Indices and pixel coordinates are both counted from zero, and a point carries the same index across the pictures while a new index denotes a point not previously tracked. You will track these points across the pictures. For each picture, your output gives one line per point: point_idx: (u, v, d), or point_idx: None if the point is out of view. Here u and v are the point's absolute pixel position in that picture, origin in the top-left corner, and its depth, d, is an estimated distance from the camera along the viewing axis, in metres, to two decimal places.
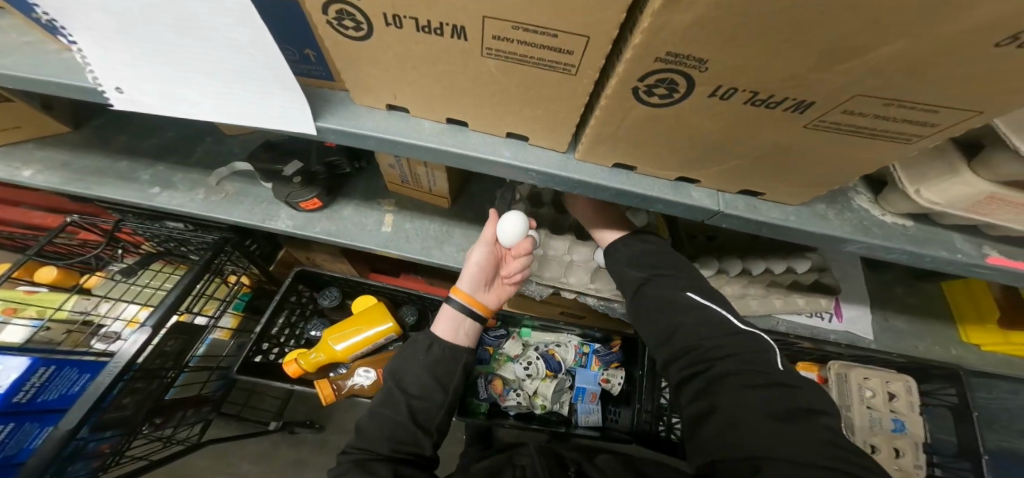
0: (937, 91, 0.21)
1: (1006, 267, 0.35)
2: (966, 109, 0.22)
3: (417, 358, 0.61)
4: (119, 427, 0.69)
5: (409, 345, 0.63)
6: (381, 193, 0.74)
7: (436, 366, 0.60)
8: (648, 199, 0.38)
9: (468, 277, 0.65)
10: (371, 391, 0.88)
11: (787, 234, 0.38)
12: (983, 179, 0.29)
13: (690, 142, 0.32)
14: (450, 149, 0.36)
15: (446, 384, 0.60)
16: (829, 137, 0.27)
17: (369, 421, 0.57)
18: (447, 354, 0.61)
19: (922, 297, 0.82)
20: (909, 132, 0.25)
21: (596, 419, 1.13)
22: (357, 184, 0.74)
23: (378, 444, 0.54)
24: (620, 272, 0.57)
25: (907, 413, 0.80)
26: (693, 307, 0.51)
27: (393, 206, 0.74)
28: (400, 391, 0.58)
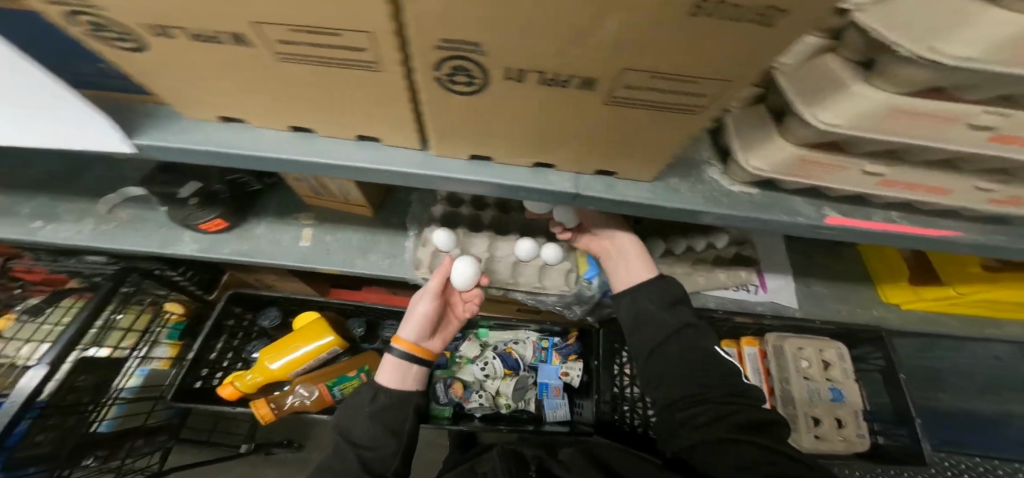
0: (680, 61, 0.23)
1: (844, 226, 0.37)
2: (716, 77, 0.24)
3: (364, 410, 0.58)
4: (41, 464, 0.66)
5: (358, 395, 0.60)
6: (299, 208, 0.73)
7: (385, 412, 0.58)
8: (510, 188, 0.37)
9: (413, 323, 0.64)
10: (316, 406, 0.87)
11: (648, 211, 0.39)
12: (789, 143, 0.31)
13: (524, 129, 0.32)
14: (299, 158, 0.34)
15: (397, 428, 0.58)
16: (632, 112, 0.29)
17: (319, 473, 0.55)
18: (396, 402, 0.59)
19: (845, 262, 0.86)
20: (687, 101, 0.27)
21: (565, 413, 1.13)
22: (271, 201, 0.73)
23: None
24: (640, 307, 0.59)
25: (843, 380, 0.82)
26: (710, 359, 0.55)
27: (312, 220, 0.72)
28: (350, 443, 0.55)
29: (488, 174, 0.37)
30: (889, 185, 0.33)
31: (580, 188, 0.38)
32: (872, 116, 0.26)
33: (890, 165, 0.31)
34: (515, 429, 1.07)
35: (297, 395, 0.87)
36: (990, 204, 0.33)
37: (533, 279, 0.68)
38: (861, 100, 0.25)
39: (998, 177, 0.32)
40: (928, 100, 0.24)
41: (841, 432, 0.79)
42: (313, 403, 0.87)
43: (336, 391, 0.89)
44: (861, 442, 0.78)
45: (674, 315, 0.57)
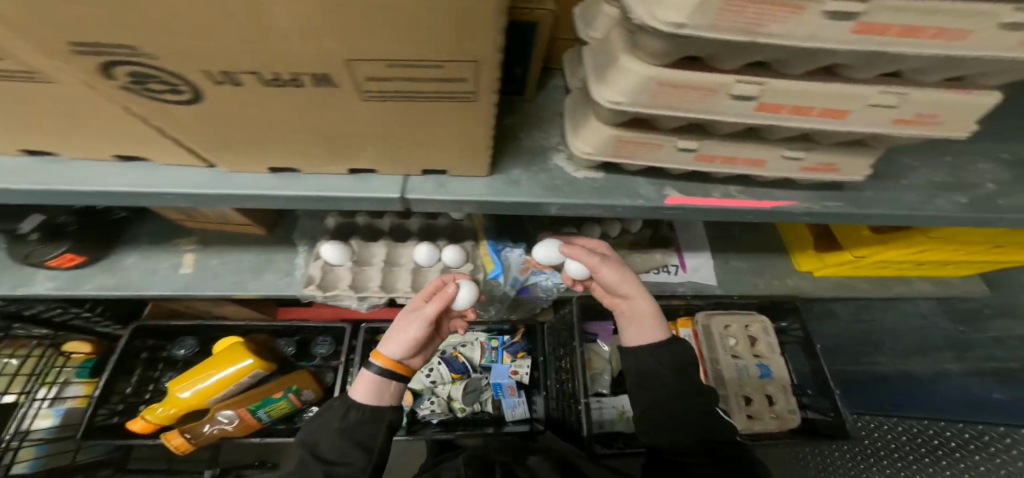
0: (400, 45, 0.20)
1: (681, 205, 0.38)
2: (460, 60, 0.21)
3: (334, 423, 0.51)
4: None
5: (330, 405, 0.53)
6: (179, 232, 0.68)
7: (358, 427, 0.51)
8: (326, 199, 0.33)
9: (396, 340, 0.54)
10: (239, 430, 0.81)
11: (492, 208, 0.37)
12: (603, 123, 0.33)
13: (303, 136, 0.28)
14: (57, 188, 0.29)
15: (369, 443, 0.51)
16: (407, 107, 0.25)
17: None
18: (370, 416, 0.52)
19: (761, 235, 0.87)
20: (455, 90, 0.24)
21: (524, 411, 1.08)
22: (145, 228, 0.67)
23: None
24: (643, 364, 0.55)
25: (769, 355, 0.84)
26: (709, 420, 0.53)
27: (194, 243, 0.67)
28: (314, 459, 0.48)
29: (296, 187, 0.32)
30: (705, 157, 0.34)
31: (407, 191, 0.34)
32: (643, 92, 0.27)
33: (699, 139, 0.33)
34: (473, 433, 1.04)
35: (216, 423, 0.80)
36: (803, 172, 0.35)
37: None
38: (628, 76, 0.26)
39: (801, 144, 0.33)
40: (681, 72, 0.25)
41: (772, 409, 0.81)
42: (236, 428, 0.81)
43: (261, 414, 0.83)
44: (792, 417, 0.80)
45: (679, 379, 0.54)
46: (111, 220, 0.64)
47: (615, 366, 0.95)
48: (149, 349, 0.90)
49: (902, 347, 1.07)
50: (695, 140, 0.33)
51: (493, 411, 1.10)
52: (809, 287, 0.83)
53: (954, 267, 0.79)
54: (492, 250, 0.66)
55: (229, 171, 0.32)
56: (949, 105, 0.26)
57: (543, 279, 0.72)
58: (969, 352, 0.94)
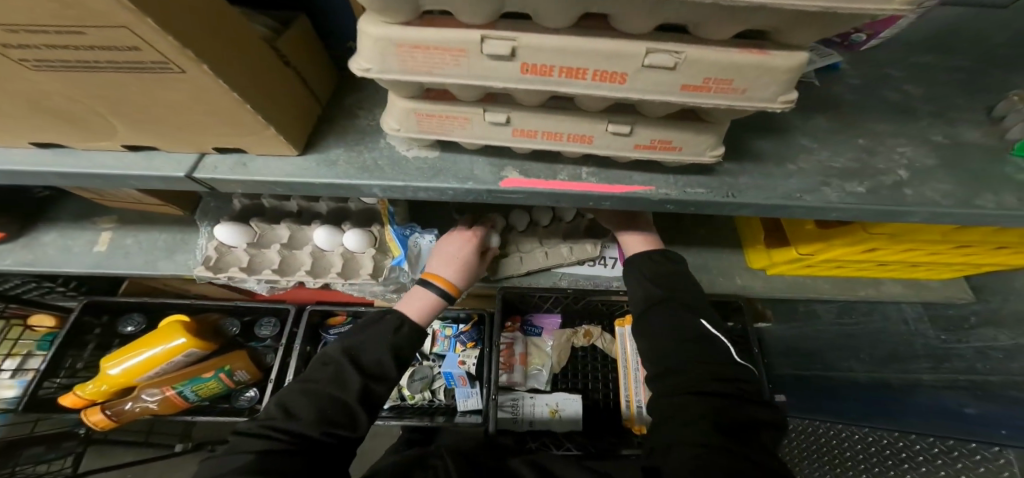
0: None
1: (518, 187, 0.34)
2: (91, 25, 0.18)
3: (381, 337, 0.56)
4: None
5: (384, 317, 0.59)
6: (99, 210, 0.68)
7: (399, 341, 0.56)
8: (103, 176, 0.32)
9: (456, 265, 0.60)
10: (166, 409, 0.85)
11: (305, 189, 0.34)
12: (399, 96, 0.29)
13: (35, 108, 0.26)
14: None
15: (403, 362, 0.57)
16: (109, 77, 0.23)
17: (301, 393, 0.51)
18: (415, 338, 0.58)
19: (713, 228, 0.81)
20: (141, 59, 0.21)
21: (476, 402, 1.05)
22: (70, 206, 0.68)
23: (310, 422, 0.48)
24: (640, 286, 0.56)
25: None
26: (700, 338, 0.51)
27: (113, 222, 0.67)
28: (356, 368, 0.53)
29: (68, 164, 0.31)
30: (524, 132, 0.30)
31: (195, 169, 0.32)
32: (389, 56, 0.24)
33: (509, 110, 0.29)
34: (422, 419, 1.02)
35: (139, 401, 0.84)
36: (641, 149, 0.29)
37: (337, 267, 0.63)
38: (367, 40, 0.23)
39: (626, 116, 0.27)
40: (417, 32, 0.22)
41: None
42: (160, 406, 0.85)
43: (188, 392, 0.86)
44: None
45: (669, 308, 0.54)
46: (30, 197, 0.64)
47: (555, 363, 0.96)
48: (103, 325, 0.94)
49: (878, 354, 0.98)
50: (502, 112, 0.28)
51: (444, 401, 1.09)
52: (760, 286, 0.76)
53: (923, 270, 0.71)
54: (396, 236, 0.62)
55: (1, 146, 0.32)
56: (741, 69, 0.21)
57: None
58: (945, 363, 0.84)
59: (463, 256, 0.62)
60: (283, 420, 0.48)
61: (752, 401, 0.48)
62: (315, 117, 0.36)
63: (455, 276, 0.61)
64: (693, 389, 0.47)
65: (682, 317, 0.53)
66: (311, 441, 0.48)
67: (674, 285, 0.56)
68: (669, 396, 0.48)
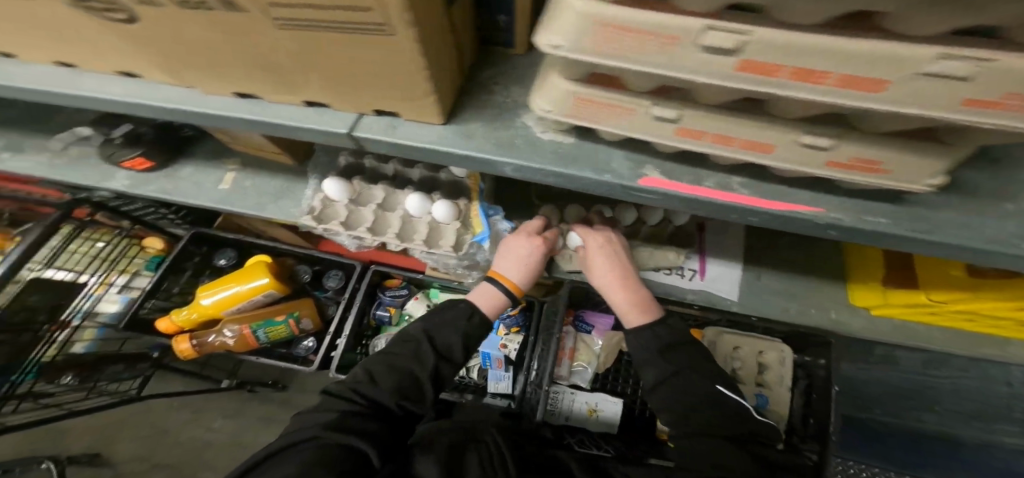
0: None
1: (657, 188, 0.30)
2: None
3: (455, 323, 0.61)
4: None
5: (456, 305, 0.63)
6: (227, 152, 0.76)
7: (470, 329, 0.61)
8: (283, 127, 0.35)
9: (523, 268, 0.62)
10: (239, 347, 0.92)
11: (439, 159, 0.34)
12: (564, 78, 0.27)
13: (251, 60, 0.29)
14: (86, 95, 0.35)
15: (469, 349, 0.62)
16: (328, 38, 0.24)
17: (382, 365, 0.58)
18: (483, 326, 0.62)
19: (811, 252, 0.74)
20: (364, 20, 0.22)
21: (506, 386, 1.09)
22: (204, 146, 0.77)
23: (388, 394, 0.55)
24: (647, 356, 0.60)
25: (774, 387, 0.76)
26: (717, 399, 0.56)
27: (237, 165, 0.76)
28: (430, 349, 0.59)
29: (258, 112, 0.34)
30: (688, 131, 0.26)
31: (355, 128, 0.34)
32: (588, 36, 0.21)
33: (681, 107, 0.25)
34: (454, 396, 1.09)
35: (221, 336, 0.91)
36: (834, 168, 0.26)
37: (424, 235, 0.65)
38: (570, 19, 0.20)
39: (833, 128, 0.23)
40: (638, 14, 0.19)
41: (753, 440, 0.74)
42: (236, 344, 0.92)
43: (262, 333, 0.93)
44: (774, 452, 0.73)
45: (672, 359, 0.59)
46: (180, 135, 0.75)
47: (600, 363, 0.94)
48: (201, 254, 1.05)
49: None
50: (675, 108, 0.25)
51: (476, 379, 1.13)
52: (857, 327, 0.69)
53: None
54: (482, 215, 0.64)
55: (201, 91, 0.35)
56: None
57: None
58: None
59: (530, 256, 0.63)
60: (368, 387, 0.56)
61: (761, 436, 0.56)
62: (458, 88, 0.36)
63: (521, 277, 0.63)
64: (724, 444, 0.52)
65: (696, 377, 0.57)
66: (388, 408, 0.55)
67: (677, 349, 0.60)
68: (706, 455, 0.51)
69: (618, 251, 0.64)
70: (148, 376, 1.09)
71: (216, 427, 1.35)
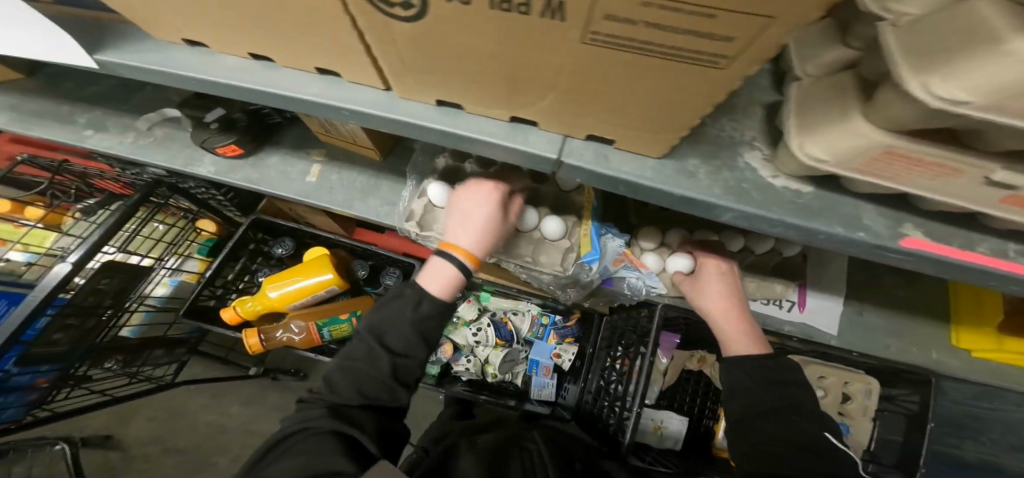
0: None
1: (921, 252, 0.27)
2: (740, 11, 0.14)
3: (405, 315, 0.51)
4: (53, 362, 0.67)
5: (403, 293, 0.53)
6: (312, 143, 0.75)
7: (427, 321, 0.51)
8: (477, 143, 0.32)
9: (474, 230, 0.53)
10: (303, 344, 0.90)
11: (647, 195, 0.31)
12: (874, 126, 0.21)
13: (491, 70, 0.25)
14: (263, 89, 0.32)
15: (430, 340, 0.52)
16: (623, 59, 0.20)
17: (340, 369, 0.51)
18: (439, 312, 0.52)
19: (909, 288, 0.72)
20: (701, 49, 0.17)
21: (549, 394, 1.03)
22: (290, 134, 0.76)
23: (349, 398, 0.49)
24: (744, 386, 0.53)
25: (855, 417, 0.71)
26: (820, 449, 0.48)
27: (322, 156, 0.74)
28: (381, 348, 0.50)
29: (456, 125, 0.31)
30: (1019, 201, 0.23)
31: (564, 153, 0.30)
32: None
33: None
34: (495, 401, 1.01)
35: (287, 331, 0.90)
36: None
37: (527, 253, 0.62)
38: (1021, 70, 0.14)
39: None
40: None
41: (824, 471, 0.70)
42: (300, 340, 0.89)
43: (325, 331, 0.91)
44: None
45: (772, 395, 0.51)
46: (268, 122, 0.74)
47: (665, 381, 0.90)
48: (255, 241, 1.02)
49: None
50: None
51: (518, 385, 1.07)
52: (955, 366, 0.67)
53: None
54: (593, 233, 0.61)
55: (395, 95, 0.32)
56: None
57: (634, 277, 0.66)
58: None
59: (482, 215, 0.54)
60: (328, 394, 0.50)
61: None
62: None
63: (476, 245, 0.54)
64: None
65: (795, 420, 0.50)
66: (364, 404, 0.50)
67: (788, 387, 0.53)
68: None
69: (732, 284, 0.61)
70: (184, 362, 1.06)
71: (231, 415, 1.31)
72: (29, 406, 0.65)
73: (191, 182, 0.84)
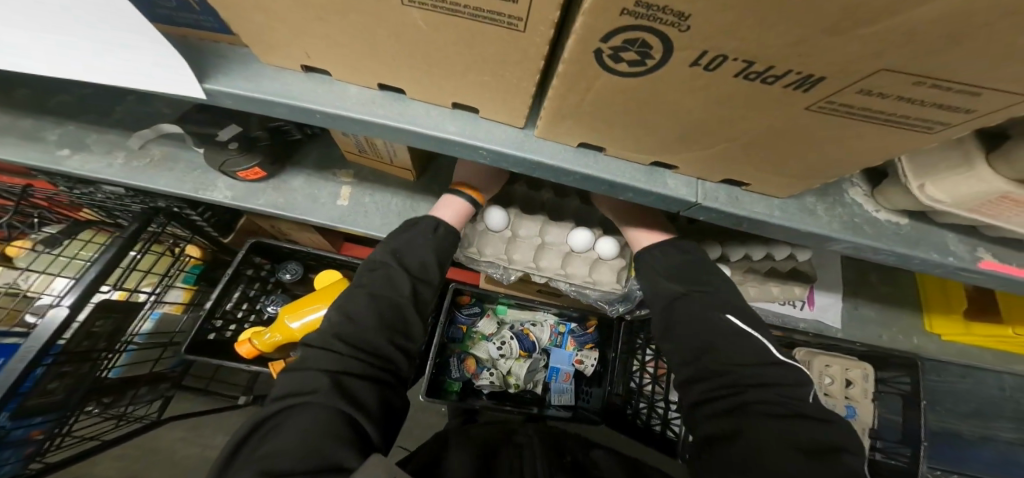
0: (989, 69, 0.15)
1: (996, 273, 0.33)
2: (1015, 92, 0.16)
3: (422, 241, 0.53)
4: (50, 412, 0.61)
5: (416, 225, 0.55)
6: (338, 163, 0.71)
7: (441, 246, 0.54)
8: (615, 185, 0.32)
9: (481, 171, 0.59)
10: None
11: (769, 232, 0.34)
12: (999, 176, 0.25)
13: (670, 122, 0.26)
14: (390, 123, 0.31)
15: (443, 266, 0.55)
16: (833, 123, 0.22)
17: (359, 298, 0.49)
18: (452, 236, 0.55)
19: (893, 285, 0.83)
20: (933, 117, 0.19)
21: (569, 398, 1.05)
22: (310, 152, 0.71)
23: (373, 333, 0.46)
24: (651, 283, 0.52)
25: (861, 399, 0.79)
26: (732, 333, 0.46)
27: (351, 177, 0.70)
28: (401, 269, 0.51)
29: (595, 167, 0.32)
30: None
31: (702, 197, 0.32)
32: None
33: None
34: (519, 411, 0.98)
35: None
36: None
37: (583, 272, 0.64)
38: None
39: None
40: None
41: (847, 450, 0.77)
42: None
43: None
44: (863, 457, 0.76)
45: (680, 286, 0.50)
46: (287, 139, 0.67)
47: None
48: (253, 267, 0.94)
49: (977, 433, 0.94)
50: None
51: (538, 392, 1.05)
52: (931, 348, 0.79)
53: None
54: None
55: (528, 133, 0.32)
56: None
57: None
58: None
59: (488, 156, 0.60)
60: (347, 327, 0.46)
61: (829, 442, 0.39)
62: None
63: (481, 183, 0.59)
64: (763, 418, 0.40)
65: (702, 303, 0.48)
66: (379, 351, 0.46)
67: (702, 279, 0.50)
68: (745, 442, 0.40)
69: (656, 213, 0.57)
70: (172, 397, 0.92)
71: (216, 444, 1.10)
72: (26, 460, 0.58)
73: (165, 201, 0.73)
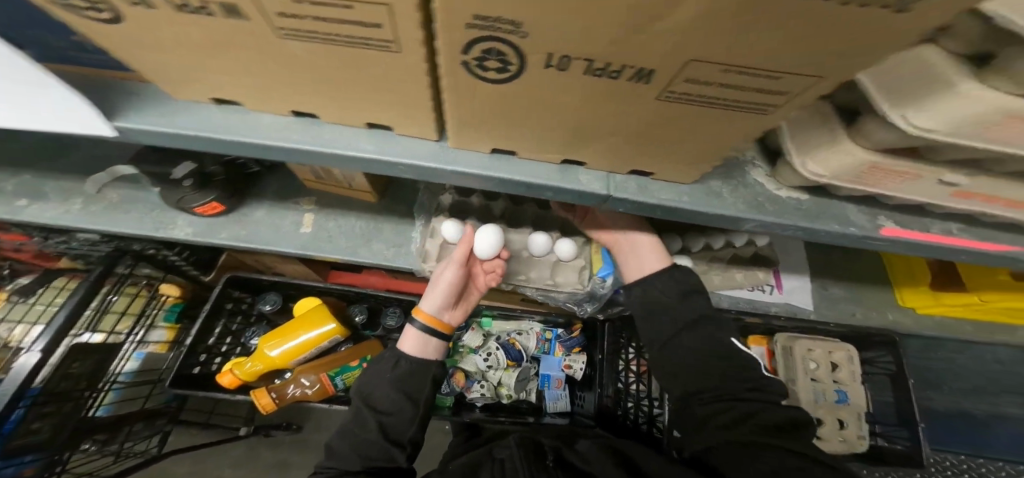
0: (770, 54, 0.18)
1: (896, 239, 0.34)
2: (805, 75, 0.19)
3: (383, 376, 0.56)
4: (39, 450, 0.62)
5: (381, 359, 0.58)
6: (300, 191, 0.73)
7: (403, 381, 0.55)
8: (533, 186, 0.35)
9: (436, 297, 0.60)
10: (315, 396, 0.88)
11: (682, 216, 0.36)
12: (861, 148, 0.27)
13: (557, 122, 0.28)
14: (306, 147, 0.33)
15: (415, 397, 0.55)
16: (688, 110, 0.24)
17: (338, 436, 0.53)
18: (417, 368, 0.57)
19: (859, 263, 0.84)
20: (760, 101, 0.22)
21: (565, 404, 1.04)
22: (271, 184, 0.74)
23: (348, 463, 0.50)
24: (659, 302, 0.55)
25: (849, 383, 0.79)
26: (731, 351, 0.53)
27: (313, 204, 0.72)
28: (368, 409, 0.53)
29: (511, 171, 0.34)
30: (963, 194, 0.30)
31: (612, 189, 0.34)
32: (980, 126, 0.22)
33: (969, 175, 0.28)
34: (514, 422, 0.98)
35: (298, 385, 0.88)
36: None
37: (545, 275, 0.66)
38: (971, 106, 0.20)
39: None
40: None
41: (841, 433, 0.77)
42: (314, 393, 0.88)
43: (340, 380, 0.90)
44: (861, 442, 0.77)
45: (685, 304, 0.54)
46: (246, 173, 0.70)
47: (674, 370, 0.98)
48: (233, 300, 0.95)
49: (976, 406, 0.94)
50: (967, 176, 0.28)
51: (533, 401, 1.05)
52: (909, 324, 0.79)
53: None
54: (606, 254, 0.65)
55: (444, 146, 0.35)
56: None
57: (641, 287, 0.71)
58: None
59: (447, 280, 0.60)
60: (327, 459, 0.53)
61: (794, 423, 0.49)
62: None
63: (436, 306, 0.61)
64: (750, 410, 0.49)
65: (713, 324, 0.53)
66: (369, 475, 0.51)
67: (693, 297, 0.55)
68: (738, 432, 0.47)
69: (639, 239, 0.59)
70: (170, 431, 0.93)
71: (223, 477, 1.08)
72: None
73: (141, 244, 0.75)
